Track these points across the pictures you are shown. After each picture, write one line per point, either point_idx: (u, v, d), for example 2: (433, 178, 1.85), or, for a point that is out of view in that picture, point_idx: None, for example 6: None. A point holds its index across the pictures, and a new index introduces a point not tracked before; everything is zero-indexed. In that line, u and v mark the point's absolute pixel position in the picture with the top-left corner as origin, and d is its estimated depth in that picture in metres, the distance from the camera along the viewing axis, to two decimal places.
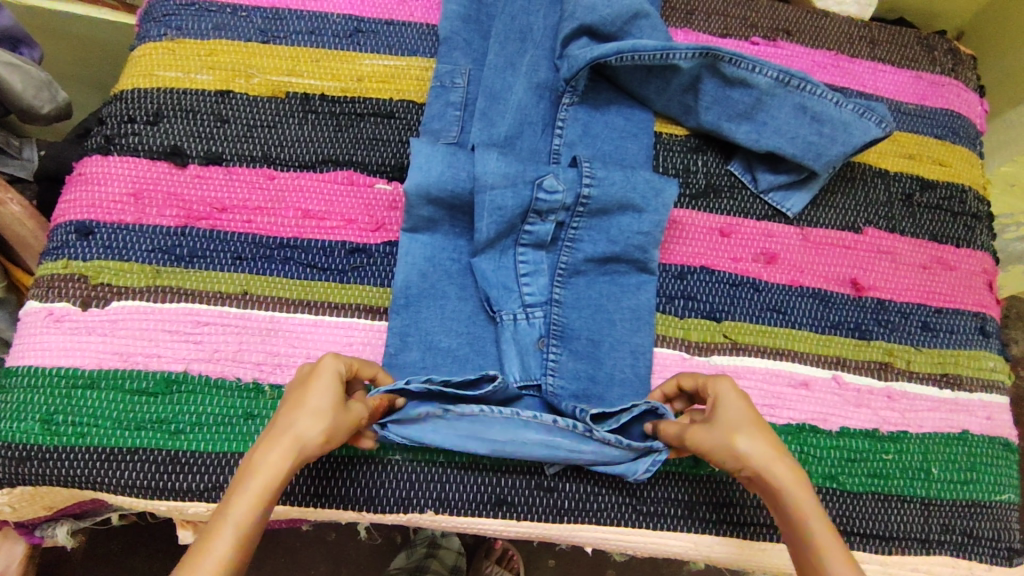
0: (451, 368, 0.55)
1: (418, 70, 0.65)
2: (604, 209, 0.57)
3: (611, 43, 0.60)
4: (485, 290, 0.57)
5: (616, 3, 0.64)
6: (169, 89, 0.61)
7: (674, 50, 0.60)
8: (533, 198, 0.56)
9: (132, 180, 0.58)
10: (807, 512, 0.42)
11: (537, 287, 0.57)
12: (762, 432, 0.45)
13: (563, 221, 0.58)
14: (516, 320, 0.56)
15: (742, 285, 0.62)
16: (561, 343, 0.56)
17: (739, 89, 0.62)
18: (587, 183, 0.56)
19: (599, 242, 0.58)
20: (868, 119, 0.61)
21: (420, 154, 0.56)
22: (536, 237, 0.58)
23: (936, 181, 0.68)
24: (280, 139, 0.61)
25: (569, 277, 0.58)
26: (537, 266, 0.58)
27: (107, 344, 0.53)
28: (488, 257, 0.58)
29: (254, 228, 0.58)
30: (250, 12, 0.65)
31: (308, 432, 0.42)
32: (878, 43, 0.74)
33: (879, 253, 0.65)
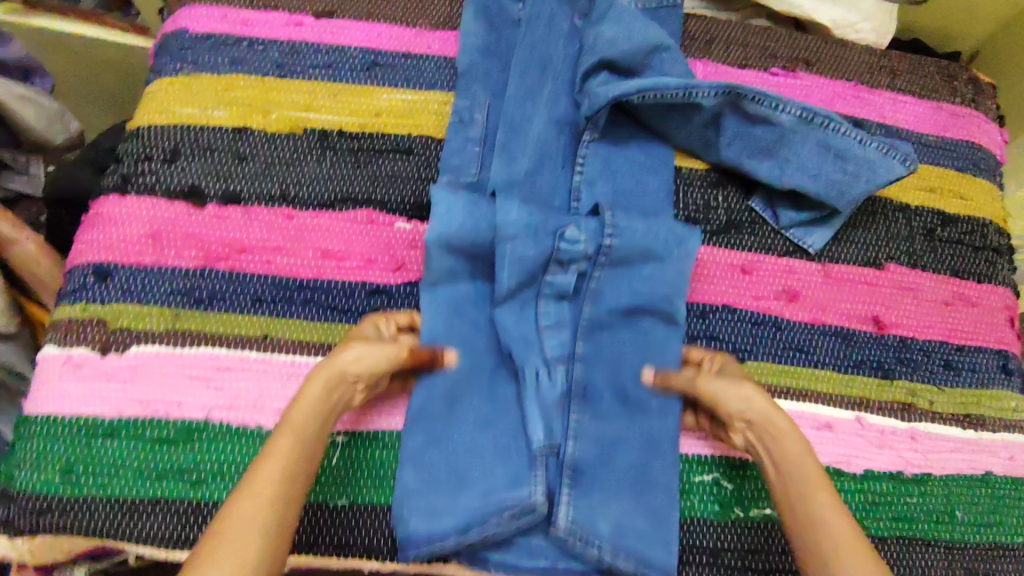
0: (470, 429, 0.54)
1: (436, 105, 0.64)
2: (623, 268, 0.57)
3: (632, 81, 0.59)
4: (506, 345, 0.56)
5: (636, 37, 0.63)
6: (186, 126, 0.61)
7: (695, 88, 0.59)
8: (556, 248, 0.56)
9: (150, 221, 0.57)
10: (798, 455, 0.49)
11: (560, 342, 0.57)
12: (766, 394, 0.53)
13: (586, 271, 0.57)
14: (539, 376, 0.55)
15: (764, 324, 0.62)
16: (586, 398, 0.56)
17: (762, 126, 0.61)
18: (609, 235, 0.56)
19: (620, 294, 0.57)
20: (892, 158, 0.60)
21: (441, 203, 0.55)
22: (557, 288, 0.57)
23: (956, 216, 0.68)
24: (298, 177, 0.60)
25: (593, 324, 0.57)
26: (559, 319, 0.57)
27: (127, 392, 0.53)
28: (508, 310, 0.57)
29: (272, 270, 0.57)
30: (266, 46, 0.64)
31: (344, 358, 0.49)
32: (898, 73, 0.73)
33: (901, 290, 0.64)
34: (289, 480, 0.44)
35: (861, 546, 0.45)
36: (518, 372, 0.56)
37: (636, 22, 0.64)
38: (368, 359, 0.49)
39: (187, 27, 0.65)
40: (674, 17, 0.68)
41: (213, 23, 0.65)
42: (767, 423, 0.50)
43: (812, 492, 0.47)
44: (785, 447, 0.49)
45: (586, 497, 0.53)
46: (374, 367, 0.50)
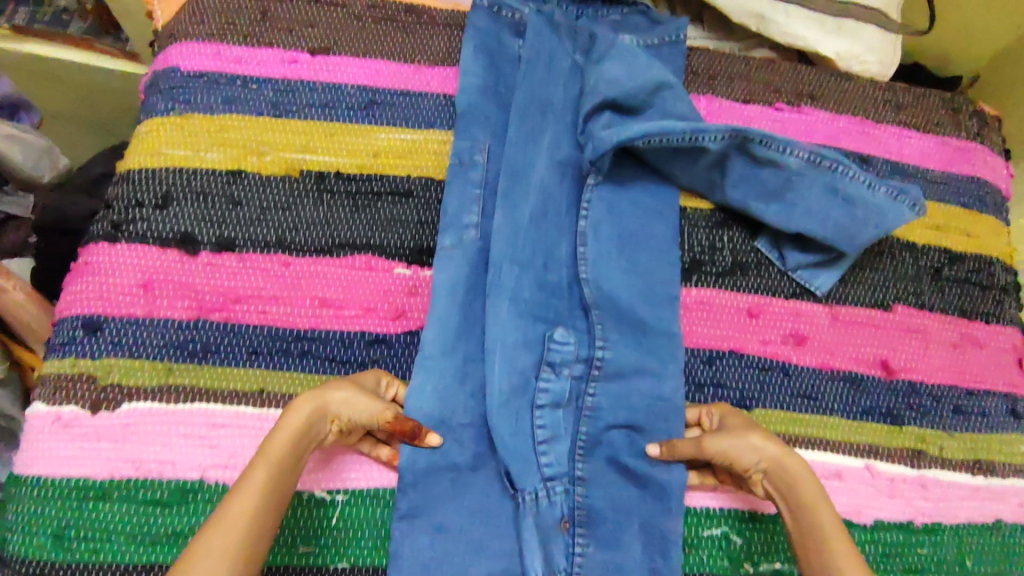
0: (464, 559, 0.51)
1: (435, 144, 0.63)
2: (619, 371, 0.57)
3: (638, 125, 0.58)
4: (505, 462, 0.53)
5: (639, 77, 0.62)
6: (177, 170, 0.59)
7: (702, 133, 0.58)
8: (546, 348, 0.57)
9: (141, 270, 0.55)
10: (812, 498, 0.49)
11: (557, 458, 0.55)
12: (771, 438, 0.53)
13: (578, 381, 0.57)
14: (537, 499, 0.53)
15: (772, 369, 0.60)
16: (588, 461, 0.55)
17: (769, 169, 0.60)
18: (601, 346, 0.57)
19: (621, 355, 0.57)
20: (902, 203, 0.59)
21: (438, 302, 0.56)
22: (553, 395, 0.56)
23: (963, 254, 0.67)
24: (295, 222, 0.59)
25: (598, 384, 0.56)
26: (556, 431, 0.55)
27: (118, 451, 0.51)
28: (507, 424, 0.54)
29: (269, 320, 0.55)
30: (260, 84, 0.63)
31: (330, 395, 0.49)
32: (903, 108, 0.72)
33: (909, 332, 0.63)
34: (258, 514, 0.42)
35: None
36: (519, 434, 0.54)
37: (639, 60, 0.63)
38: (357, 401, 0.49)
39: (179, 64, 0.63)
40: (677, 53, 0.67)
41: (206, 61, 0.63)
42: (778, 472, 0.50)
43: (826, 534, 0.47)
44: (799, 489, 0.49)
45: (595, 555, 0.53)
46: (358, 413, 0.49)
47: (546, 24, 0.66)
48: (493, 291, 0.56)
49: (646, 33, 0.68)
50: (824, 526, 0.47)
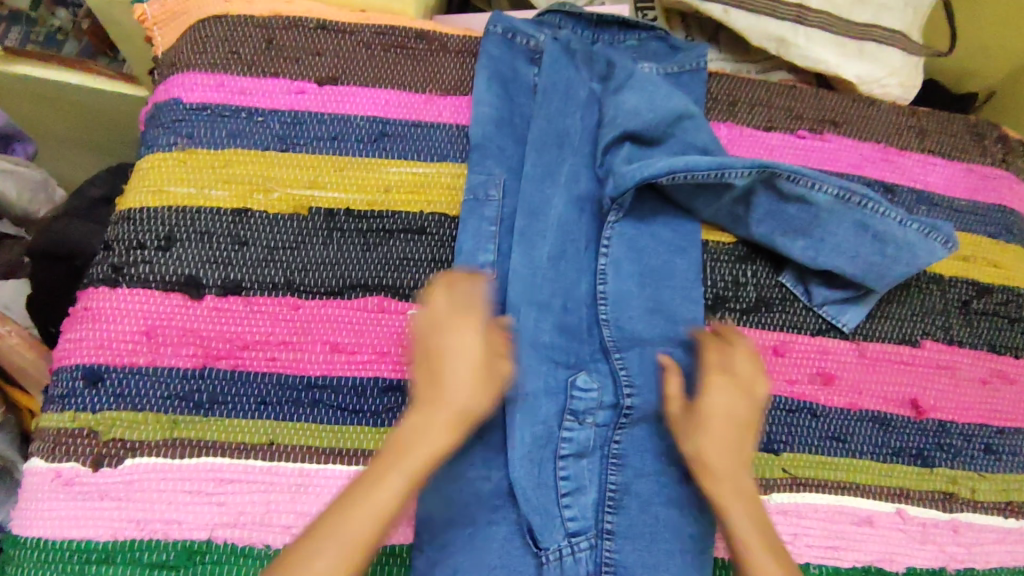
0: None
1: (448, 177, 0.61)
2: (643, 418, 0.54)
3: (661, 162, 0.56)
4: (526, 517, 0.50)
5: (659, 107, 0.60)
6: (181, 208, 0.57)
7: (727, 169, 0.56)
8: (568, 396, 0.55)
9: (145, 317, 0.53)
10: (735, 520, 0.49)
11: (581, 510, 0.52)
12: (722, 436, 0.51)
13: (603, 429, 0.55)
14: (562, 557, 0.50)
15: (799, 410, 0.58)
16: (617, 515, 0.52)
17: (797, 205, 0.58)
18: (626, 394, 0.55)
19: (646, 398, 0.55)
20: (933, 240, 0.57)
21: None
22: (576, 445, 0.54)
23: (991, 286, 0.65)
24: (304, 262, 0.56)
25: (626, 431, 0.54)
26: (579, 483, 0.53)
27: (121, 510, 0.49)
28: (528, 476, 0.52)
29: (278, 367, 0.53)
30: (266, 116, 0.60)
31: (466, 406, 0.48)
32: (927, 133, 0.70)
33: (938, 369, 0.62)
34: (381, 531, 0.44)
35: None
36: (541, 488, 0.52)
37: (659, 90, 0.61)
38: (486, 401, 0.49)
39: (180, 96, 0.60)
40: (696, 81, 0.65)
41: (209, 92, 0.61)
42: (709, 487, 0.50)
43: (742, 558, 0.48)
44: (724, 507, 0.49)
45: None
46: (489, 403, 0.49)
47: (562, 52, 0.64)
48: (512, 336, 0.54)
49: (664, 60, 0.66)
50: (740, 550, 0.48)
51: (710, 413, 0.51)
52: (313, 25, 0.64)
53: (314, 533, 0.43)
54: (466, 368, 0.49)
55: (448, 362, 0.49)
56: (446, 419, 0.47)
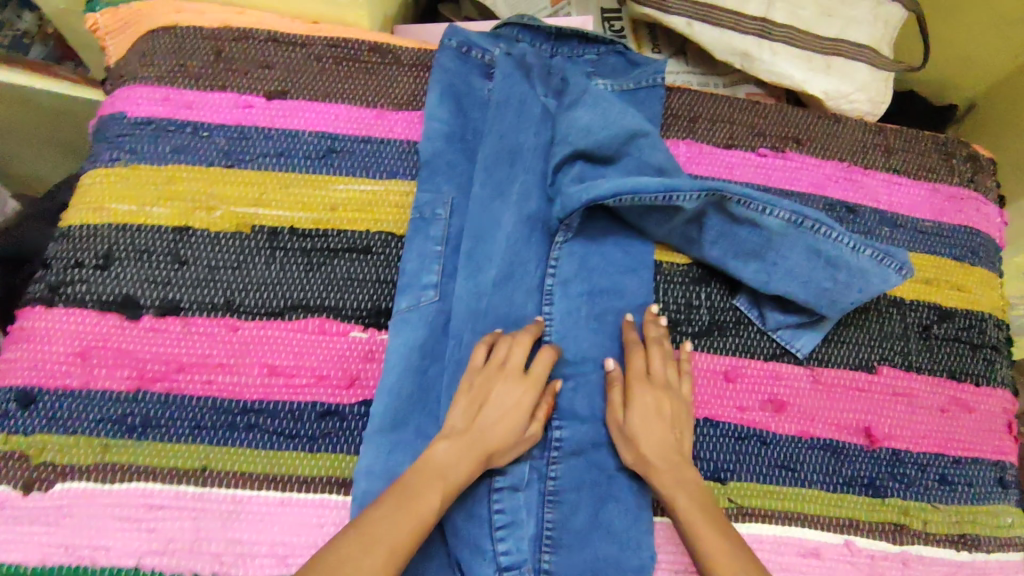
0: None
1: (397, 196, 0.60)
2: (577, 450, 0.54)
3: (609, 183, 0.55)
4: (454, 552, 0.51)
5: (612, 125, 0.59)
6: (121, 226, 0.56)
7: (677, 193, 0.54)
8: None
9: (79, 338, 0.53)
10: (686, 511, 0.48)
11: (515, 543, 0.52)
12: (663, 423, 0.52)
13: (538, 462, 0.54)
14: None
15: (749, 438, 0.57)
16: (556, 554, 0.51)
17: (748, 227, 0.57)
18: (556, 426, 0.55)
19: (577, 431, 0.54)
20: (887, 267, 0.55)
21: (389, 371, 0.53)
22: (510, 478, 0.53)
23: (953, 311, 0.64)
24: (244, 282, 0.55)
25: (559, 464, 0.54)
26: (514, 515, 0.52)
27: (50, 535, 0.48)
28: (457, 508, 0.52)
29: (214, 390, 0.52)
30: (212, 131, 0.59)
31: (533, 378, 0.52)
32: (893, 152, 0.69)
33: (894, 397, 0.60)
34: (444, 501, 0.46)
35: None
36: (475, 520, 0.52)
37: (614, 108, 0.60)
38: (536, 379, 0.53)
39: (126, 110, 0.59)
40: (654, 98, 0.64)
41: (155, 106, 0.60)
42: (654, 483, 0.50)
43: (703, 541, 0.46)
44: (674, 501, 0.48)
45: None
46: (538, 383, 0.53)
47: (516, 69, 0.63)
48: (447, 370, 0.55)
49: (622, 76, 0.65)
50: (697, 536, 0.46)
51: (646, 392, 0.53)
52: (263, 37, 0.63)
53: (352, 534, 0.42)
54: (512, 405, 0.51)
55: (492, 400, 0.51)
56: (482, 451, 0.49)
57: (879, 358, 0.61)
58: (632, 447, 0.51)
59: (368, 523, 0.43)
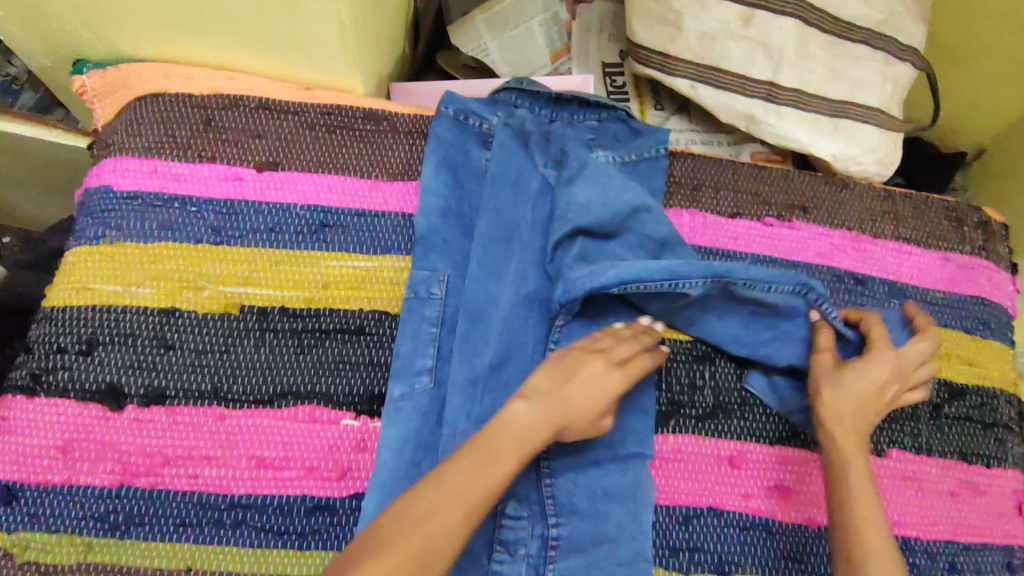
0: None
1: (390, 272, 0.58)
2: (577, 548, 0.52)
3: (611, 273, 0.53)
4: None
5: (612, 203, 0.57)
6: (105, 308, 0.54)
7: (683, 280, 0.53)
8: (498, 526, 0.52)
9: (61, 430, 0.51)
10: (853, 479, 0.50)
11: None
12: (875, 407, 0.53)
13: (535, 562, 0.52)
14: None
15: (754, 528, 0.55)
16: None
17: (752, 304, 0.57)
18: (553, 523, 0.53)
19: (575, 527, 0.53)
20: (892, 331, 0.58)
21: (381, 466, 0.51)
22: None
23: (964, 388, 0.62)
24: (233, 368, 0.54)
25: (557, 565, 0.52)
26: None
27: None
28: None
29: (199, 484, 0.51)
30: (200, 206, 0.57)
31: (635, 368, 0.52)
32: (902, 220, 0.67)
33: (904, 481, 0.59)
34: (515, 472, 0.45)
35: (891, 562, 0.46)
36: None
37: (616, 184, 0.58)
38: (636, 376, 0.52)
39: (111, 183, 0.58)
40: (655, 170, 0.63)
41: (141, 179, 0.58)
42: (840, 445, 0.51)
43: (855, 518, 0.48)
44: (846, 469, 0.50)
45: None
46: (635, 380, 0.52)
47: (515, 139, 0.61)
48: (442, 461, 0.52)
49: (624, 144, 0.63)
50: (857, 504, 0.49)
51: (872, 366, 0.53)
52: (254, 104, 0.61)
53: (427, 485, 0.43)
54: (602, 388, 0.49)
55: (581, 376, 0.49)
56: (562, 419, 0.47)
57: (888, 440, 0.59)
58: (839, 412, 0.52)
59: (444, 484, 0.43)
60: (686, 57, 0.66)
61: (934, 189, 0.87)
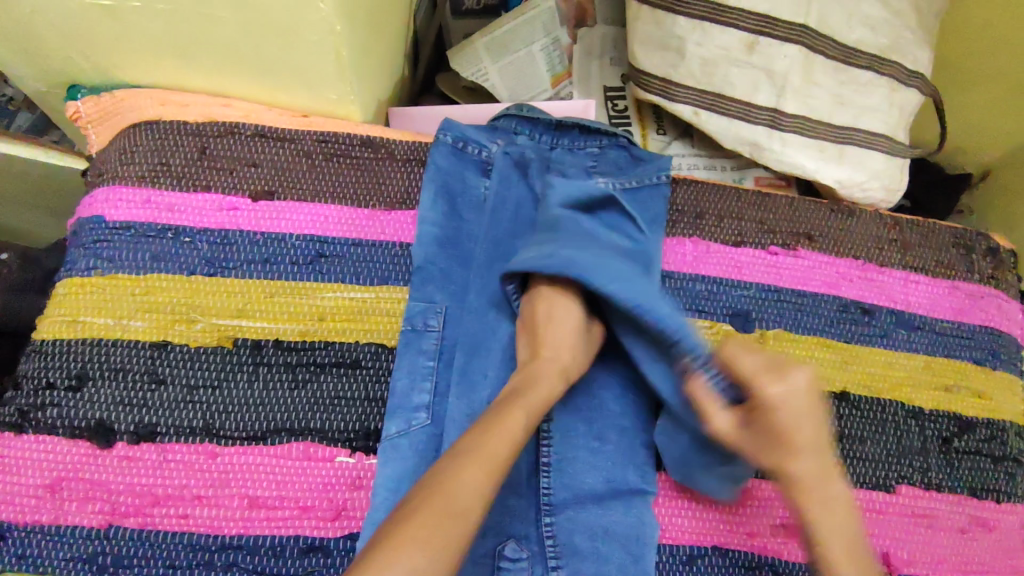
0: None
1: (388, 304, 0.57)
2: None
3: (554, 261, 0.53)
4: None
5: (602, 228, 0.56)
6: (96, 341, 0.53)
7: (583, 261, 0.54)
8: (496, 568, 0.51)
9: (49, 469, 0.50)
10: (814, 521, 0.46)
11: None
12: (805, 438, 0.46)
13: None
14: None
15: (759, 569, 0.54)
16: None
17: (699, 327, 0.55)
18: (554, 565, 0.51)
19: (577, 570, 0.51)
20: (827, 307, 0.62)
21: (376, 506, 0.49)
22: None
23: (974, 421, 0.61)
24: (226, 403, 0.52)
25: None
26: None
27: None
28: None
29: (189, 525, 0.49)
30: (194, 236, 0.56)
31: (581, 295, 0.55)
32: (909, 247, 0.65)
33: (914, 518, 0.57)
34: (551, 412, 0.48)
35: None
36: None
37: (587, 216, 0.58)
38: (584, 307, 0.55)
39: (104, 213, 0.57)
40: (657, 197, 0.62)
41: (134, 209, 0.57)
42: (798, 490, 0.46)
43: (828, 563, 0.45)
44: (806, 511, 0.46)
45: None
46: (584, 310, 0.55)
47: (514, 168, 0.61)
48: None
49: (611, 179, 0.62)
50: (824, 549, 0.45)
51: (773, 406, 0.46)
52: (250, 132, 0.60)
53: (475, 435, 0.44)
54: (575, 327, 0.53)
55: (557, 329, 0.52)
56: (563, 371, 0.51)
57: (896, 476, 0.58)
58: (773, 458, 0.47)
59: (463, 475, 0.41)
60: (689, 83, 0.65)
61: (938, 214, 0.85)
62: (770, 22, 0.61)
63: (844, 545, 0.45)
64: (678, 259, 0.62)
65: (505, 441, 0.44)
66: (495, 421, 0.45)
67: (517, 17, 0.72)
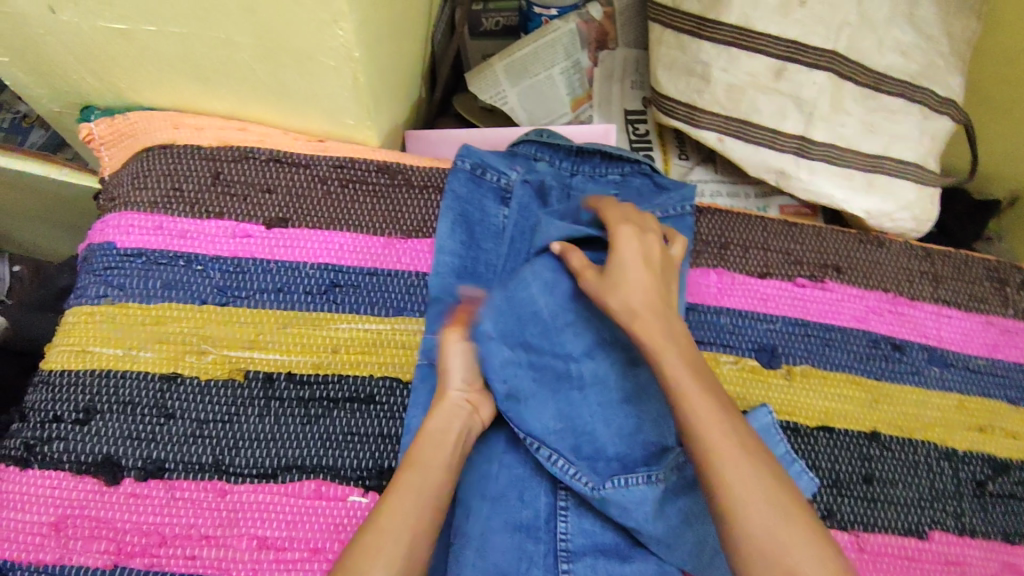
0: None
1: (403, 335, 0.55)
2: None
3: (504, 322, 0.54)
4: None
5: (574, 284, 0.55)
6: (105, 373, 0.52)
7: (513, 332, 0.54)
8: None
9: (55, 505, 0.48)
10: (700, 417, 0.42)
11: None
12: (657, 305, 0.48)
13: None
14: None
15: None
16: None
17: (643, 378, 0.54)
18: None
19: None
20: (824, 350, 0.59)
21: None
22: None
23: (1009, 463, 0.59)
24: (236, 439, 0.51)
25: None
26: None
27: None
28: None
29: (197, 567, 0.48)
30: (206, 264, 0.55)
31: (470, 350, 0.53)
32: (942, 281, 0.63)
33: (948, 566, 0.55)
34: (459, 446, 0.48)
35: (764, 500, 0.39)
36: None
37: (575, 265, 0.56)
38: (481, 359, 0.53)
39: (115, 240, 0.55)
40: (682, 227, 0.60)
41: (146, 236, 0.55)
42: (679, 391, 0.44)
43: (717, 461, 0.40)
44: (689, 409, 0.43)
45: None
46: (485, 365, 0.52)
47: (534, 197, 0.59)
48: (456, 541, 0.49)
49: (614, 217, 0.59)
50: (712, 444, 0.41)
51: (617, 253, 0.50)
52: (265, 156, 0.58)
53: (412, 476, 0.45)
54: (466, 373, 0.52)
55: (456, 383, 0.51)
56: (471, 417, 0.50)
57: (928, 520, 0.56)
58: (630, 303, 0.48)
59: (381, 544, 0.41)
60: (714, 109, 0.64)
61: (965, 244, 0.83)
62: (799, 48, 0.59)
63: (724, 436, 0.41)
64: (703, 292, 0.60)
65: (410, 500, 0.43)
66: (392, 484, 0.45)
67: (536, 40, 0.71)
